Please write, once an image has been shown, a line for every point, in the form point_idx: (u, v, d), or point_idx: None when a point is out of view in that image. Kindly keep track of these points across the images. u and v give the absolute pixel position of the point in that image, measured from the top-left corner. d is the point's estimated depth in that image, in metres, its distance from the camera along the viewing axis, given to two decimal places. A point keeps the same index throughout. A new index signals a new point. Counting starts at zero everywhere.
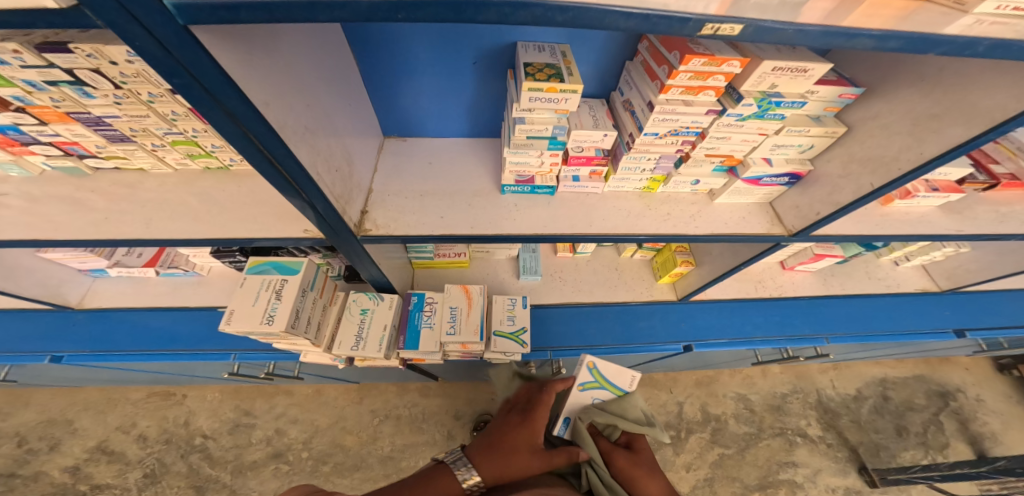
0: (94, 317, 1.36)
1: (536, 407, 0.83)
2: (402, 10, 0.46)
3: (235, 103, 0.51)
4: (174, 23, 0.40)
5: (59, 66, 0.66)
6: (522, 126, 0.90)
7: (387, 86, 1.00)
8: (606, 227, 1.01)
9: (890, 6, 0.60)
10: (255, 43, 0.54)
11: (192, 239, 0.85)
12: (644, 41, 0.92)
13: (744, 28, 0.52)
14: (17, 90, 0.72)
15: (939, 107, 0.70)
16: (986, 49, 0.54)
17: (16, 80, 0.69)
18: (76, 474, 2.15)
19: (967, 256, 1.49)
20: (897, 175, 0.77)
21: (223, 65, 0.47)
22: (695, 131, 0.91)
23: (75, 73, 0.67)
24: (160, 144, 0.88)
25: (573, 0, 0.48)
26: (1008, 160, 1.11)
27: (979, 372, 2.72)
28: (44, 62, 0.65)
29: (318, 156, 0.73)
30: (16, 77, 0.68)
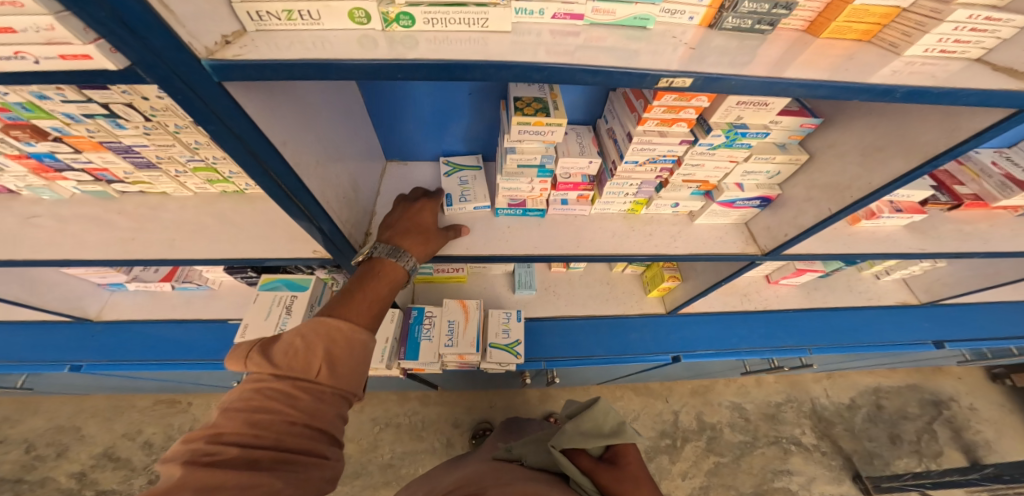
0: (112, 328, 1.44)
1: (424, 205, 1.01)
2: (401, 70, 0.54)
3: (259, 144, 0.58)
4: (211, 81, 0.47)
5: (97, 100, 0.72)
6: (514, 155, 0.98)
7: (389, 117, 1.09)
8: (593, 247, 1.09)
9: (833, 53, 0.67)
10: (275, 92, 0.62)
11: (209, 258, 0.93)
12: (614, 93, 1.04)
13: (693, 81, 0.60)
14: (57, 121, 0.78)
15: (884, 140, 0.78)
16: (903, 96, 0.61)
17: (58, 113, 0.76)
18: (83, 480, 2.21)
19: (944, 270, 1.55)
20: (849, 202, 0.85)
21: (248, 111, 0.55)
22: (671, 159, 0.99)
23: (110, 106, 0.73)
24: (183, 171, 0.94)
25: (546, 61, 0.57)
26: (972, 181, 1.18)
27: (972, 381, 2.75)
28: (84, 97, 0.71)
29: (326, 186, 0.81)
30: (57, 110, 0.74)
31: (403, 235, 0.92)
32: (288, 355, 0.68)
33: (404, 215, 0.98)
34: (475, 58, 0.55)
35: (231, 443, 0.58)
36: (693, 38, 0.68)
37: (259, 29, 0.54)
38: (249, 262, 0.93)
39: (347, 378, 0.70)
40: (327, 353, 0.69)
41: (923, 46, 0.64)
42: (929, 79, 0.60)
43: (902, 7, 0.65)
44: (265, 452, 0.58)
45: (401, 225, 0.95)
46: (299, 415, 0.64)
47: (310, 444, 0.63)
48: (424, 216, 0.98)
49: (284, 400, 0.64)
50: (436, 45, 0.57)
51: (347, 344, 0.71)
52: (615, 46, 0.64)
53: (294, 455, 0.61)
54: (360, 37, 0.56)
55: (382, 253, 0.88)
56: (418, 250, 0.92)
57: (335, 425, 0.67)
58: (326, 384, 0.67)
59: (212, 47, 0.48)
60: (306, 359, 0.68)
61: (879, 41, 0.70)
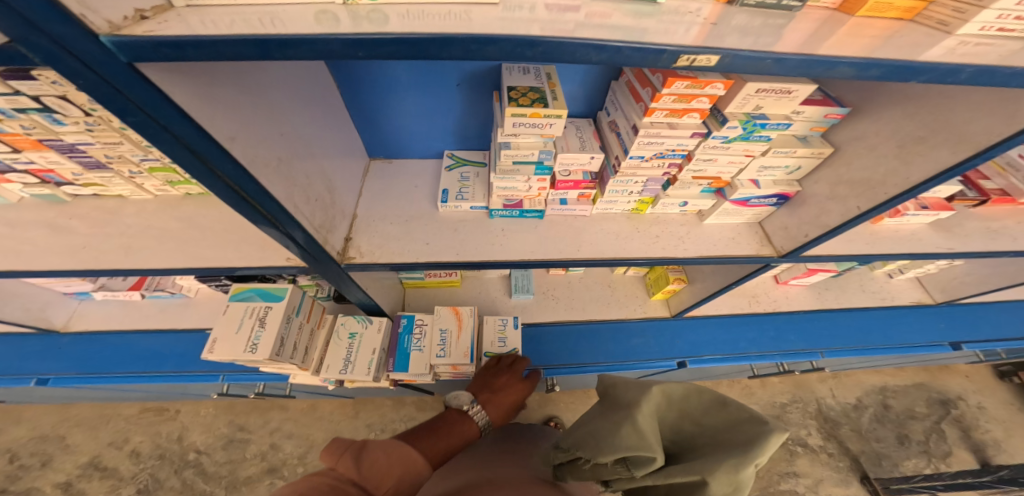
0: (81, 340, 1.33)
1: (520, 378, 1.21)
2: (361, 47, 0.45)
3: (197, 141, 0.48)
4: (117, 62, 0.39)
5: (26, 93, 0.62)
6: (508, 151, 0.88)
7: (370, 109, 0.99)
8: (595, 250, 1.00)
9: (870, 31, 0.59)
10: (216, 80, 0.53)
11: (170, 268, 0.83)
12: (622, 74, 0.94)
13: (720, 58, 0.50)
14: None
15: (925, 131, 0.69)
16: (970, 78, 0.52)
17: None
18: (68, 491, 2.12)
19: (961, 269, 1.48)
20: (883, 199, 0.76)
21: (178, 101, 0.46)
22: (681, 154, 0.90)
23: (43, 100, 0.63)
24: (137, 172, 0.85)
25: (541, 35, 0.47)
26: (998, 176, 1.10)
27: (980, 379, 2.69)
28: (11, 89, 0.61)
29: (294, 187, 0.71)
30: None
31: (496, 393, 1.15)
32: None
33: (499, 382, 1.17)
34: (454, 31, 0.46)
35: None
36: (712, 14, 0.59)
37: (189, 4, 0.44)
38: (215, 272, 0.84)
39: None
40: None
41: (979, 24, 0.55)
42: (992, 60, 0.51)
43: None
44: None
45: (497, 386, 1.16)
46: None
47: None
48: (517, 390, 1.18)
49: None
50: (409, 19, 0.48)
51: None
52: (623, 22, 0.55)
53: None
54: (317, 11, 0.47)
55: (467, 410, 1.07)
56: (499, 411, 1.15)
57: None
58: None
59: (118, 23, 0.39)
60: None
61: (924, 19, 0.60)
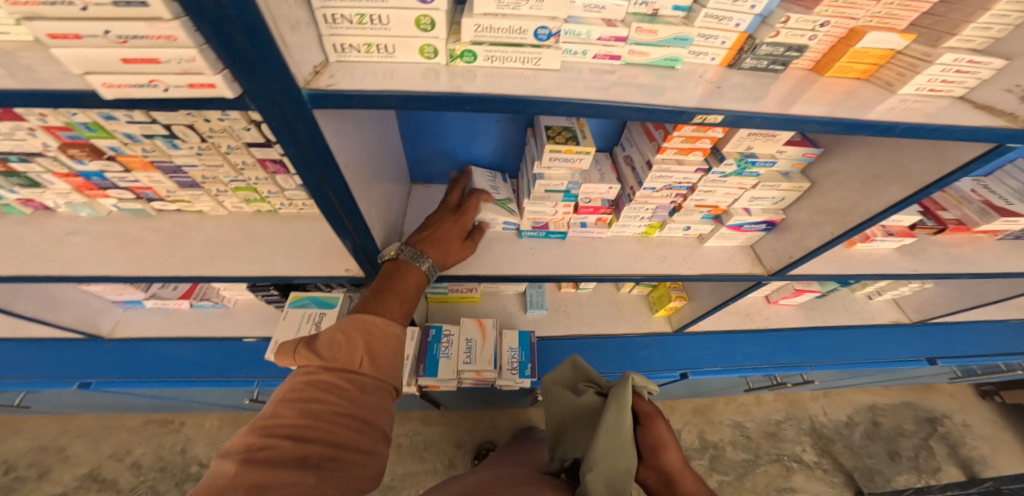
0: (125, 346, 1.41)
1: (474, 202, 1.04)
2: (472, 103, 0.60)
3: (328, 167, 0.62)
4: (304, 108, 0.52)
5: (160, 122, 0.73)
6: (542, 181, 1.02)
7: (419, 141, 1.14)
8: (611, 267, 1.14)
9: (835, 89, 0.75)
10: (344, 121, 0.67)
11: (242, 274, 0.95)
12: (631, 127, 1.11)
13: (723, 118, 0.66)
14: (115, 141, 0.79)
15: (881, 171, 0.85)
16: (902, 132, 0.67)
17: (118, 133, 0.77)
18: None
19: (932, 291, 1.65)
20: (851, 226, 0.92)
21: (327, 137, 0.60)
22: (686, 186, 1.04)
23: (172, 128, 0.75)
24: (223, 190, 0.97)
25: (596, 100, 0.64)
26: (954, 207, 1.27)
27: (963, 398, 2.81)
28: (149, 119, 0.72)
29: (371, 205, 0.85)
30: (119, 130, 0.75)
31: (435, 235, 0.94)
32: (333, 349, 0.71)
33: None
34: (535, 97, 0.62)
35: (281, 435, 0.60)
36: (714, 76, 0.75)
37: (339, 59, 0.59)
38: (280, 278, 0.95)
39: (385, 369, 0.73)
40: (367, 346, 0.72)
41: (916, 86, 0.72)
42: (923, 116, 0.67)
43: (897, 50, 0.73)
44: (315, 448, 0.60)
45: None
46: (345, 406, 0.66)
47: (358, 437, 0.64)
48: (406, 281, 0.85)
49: (335, 392, 0.67)
50: (493, 79, 0.64)
51: (382, 337, 0.75)
52: (646, 82, 0.71)
53: (345, 450, 0.62)
54: (426, 68, 0.62)
55: (404, 257, 0.88)
56: (436, 251, 0.92)
57: (380, 417, 0.69)
58: (369, 375, 0.70)
59: (308, 77, 0.53)
60: (349, 354, 0.70)
61: (876, 79, 0.77)
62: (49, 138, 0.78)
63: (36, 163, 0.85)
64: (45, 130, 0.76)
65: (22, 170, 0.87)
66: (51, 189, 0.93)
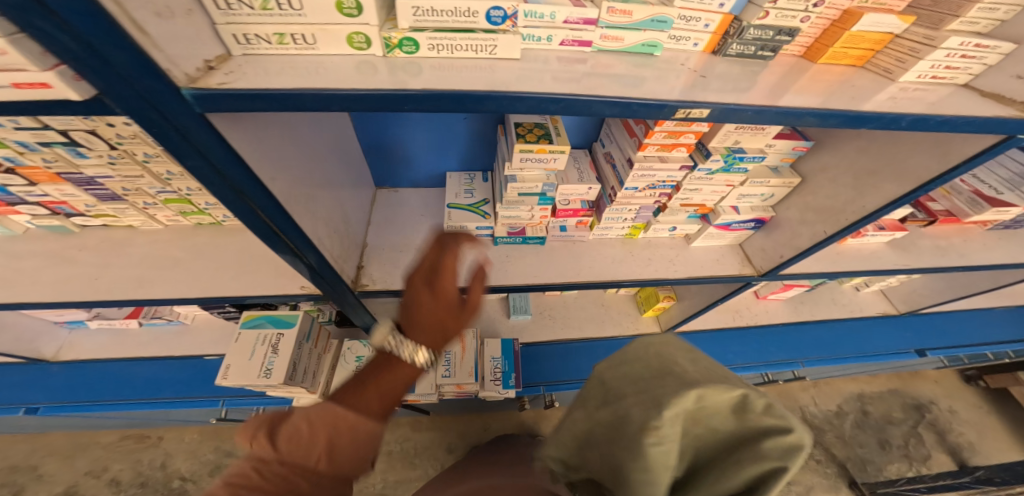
0: (72, 369, 1.30)
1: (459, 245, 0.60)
2: (408, 101, 0.50)
3: (244, 181, 0.52)
4: (191, 111, 0.41)
5: (55, 127, 0.63)
6: (515, 184, 0.93)
7: (380, 142, 1.04)
8: (593, 273, 1.06)
9: (831, 73, 0.66)
10: (263, 126, 0.56)
11: (173, 297, 0.84)
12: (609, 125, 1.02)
13: (710, 112, 0.57)
14: (9, 150, 0.69)
15: (877, 165, 0.77)
16: (908, 125, 0.57)
17: (10, 141, 0.66)
18: None
19: (918, 283, 1.61)
20: (845, 224, 0.85)
21: (235, 146, 0.49)
22: (670, 185, 0.96)
23: (71, 134, 0.64)
24: (152, 203, 0.87)
25: (563, 93, 0.54)
26: (943, 198, 1.21)
27: (947, 384, 2.73)
28: (41, 124, 0.62)
29: (317, 220, 0.74)
30: (9, 139, 0.65)
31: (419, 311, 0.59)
32: (292, 440, 0.48)
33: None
34: (486, 90, 0.52)
35: None
36: (698, 63, 0.66)
37: (245, 53, 0.50)
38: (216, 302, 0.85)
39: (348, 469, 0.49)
40: (331, 444, 0.49)
41: (918, 72, 0.62)
42: (925, 105, 0.58)
43: (894, 33, 0.62)
44: None
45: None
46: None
47: None
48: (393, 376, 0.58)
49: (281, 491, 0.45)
50: (440, 72, 0.54)
51: (354, 435, 0.51)
52: (623, 73, 0.62)
53: None
54: (359, 61, 0.53)
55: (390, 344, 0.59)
56: (428, 340, 0.58)
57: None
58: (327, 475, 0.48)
59: (194, 75, 0.42)
60: (307, 450, 0.48)
61: (872, 66, 0.67)
62: None
63: None
64: None
65: None
66: None
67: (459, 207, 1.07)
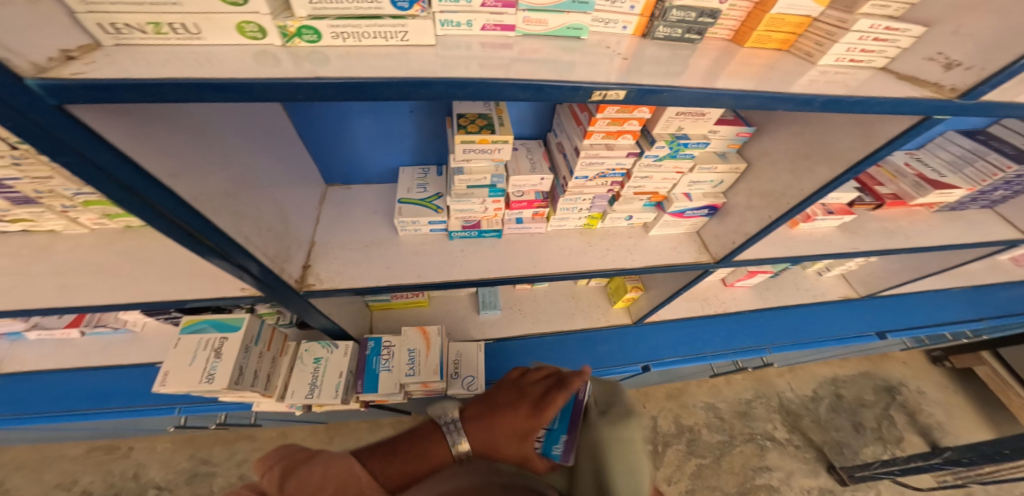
0: (18, 381, 1.24)
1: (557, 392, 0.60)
2: (301, 91, 0.47)
3: (133, 178, 0.48)
4: (44, 104, 0.38)
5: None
6: (462, 176, 0.93)
7: (323, 138, 1.01)
8: (550, 266, 1.05)
9: (760, 55, 0.63)
10: (151, 118, 0.52)
11: (92, 305, 0.79)
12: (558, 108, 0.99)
13: (627, 93, 0.55)
14: None
15: (811, 148, 0.77)
16: (823, 106, 0.56)
17: None
18: None
19: (876, 265, 1.64)
20: (786, 209, 0.83)
21: (113, 140, 0.45)
22: (621, 172, 0.95)
23: None
24: (71, 205, 0.82)
25: (471, 77, 0.52)
26: (890, 182, 1.21)
27: (917, 365, 2.80)
28: None
29: (244, 218, 0.71)
30: None
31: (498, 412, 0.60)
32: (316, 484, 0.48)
33: (510, 398, 0.62)
34: (388, 76, 0.50)
35: None
36: (629, 48, 0.64)
37: (119, 43, 0.46)
38: (148, 309, 0.81)
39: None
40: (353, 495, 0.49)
41: (836, 54, 0.59)
42: (844, 88, 0.56)
43: (812, 17, 0.60)
44: None
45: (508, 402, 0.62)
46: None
47: None
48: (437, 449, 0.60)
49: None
50: (350, 60, 0.52)
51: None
52: (551, 58, 0.60)
53: None
54: (256, 52, 0.50)
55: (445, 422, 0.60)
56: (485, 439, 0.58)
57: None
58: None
59: (44, 65, 0.38)
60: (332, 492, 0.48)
61: (796, 50, 0.64)
62: None
63: None
64: None
65: None
66: None
67: (411, 202, 1.05)
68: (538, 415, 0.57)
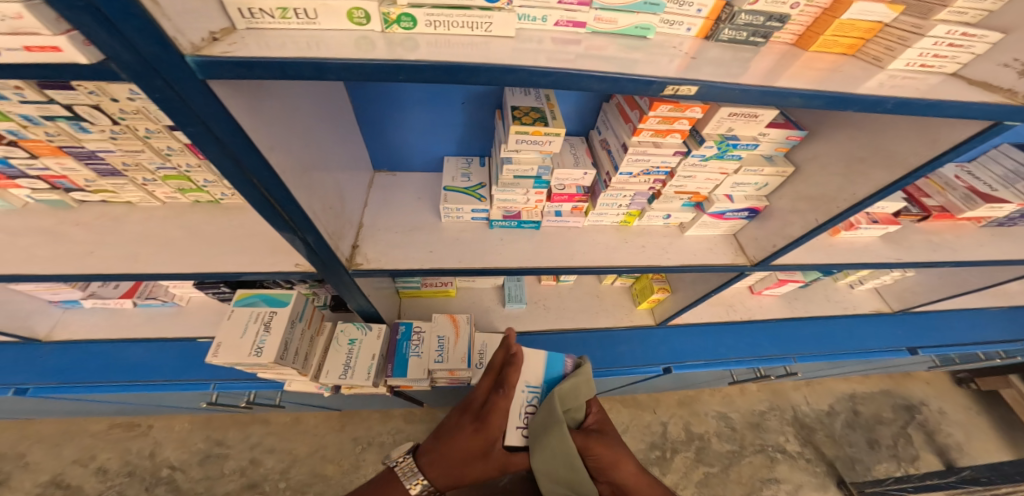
0: (62, 349, 1.28)
1: (500, 399, 0.74)
2: (403, 71, 0.51)
3: (241, 149, 0.51)
4: (195, 79, 0.41)
5: (60, 102, 0.63)
6: (510, 165, 0.95)
7: (376, 124, 1.04)
8: (586, 258, 1.07)
9: (825, 58, 0.66)
10: (261, 95, 0.55)
11: (162, 273, 0.81)
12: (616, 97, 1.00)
13: (698, 89, 0.57)
14: (12, 124, 0.69)
15: (867, 153, 0.78)
16: (893, 107, 0.58)
17: (12, 115, 0.66)
18: None
19: (914, 280, 1.63)
20: (837, 213, 0.85)
21: (236, 114, 0.48)
22: (664, 171, 0.98)
23: (74, 108, 0.65)
24: (151, 179, 0.86)
25: (553, 66, 0.55)
26: (938, 194, 1.22)
27: (939, 385, 2.77)
28: (46, 98, 0.63)
29: (313, 195, 0.74)
30: (13, 112, 0.65)
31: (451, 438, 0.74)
32: None
33: (456, 423, 0.76)
34: (477, 61, 0.53)
35: None
36: (691, 48, 0.65)
37: (250, 27, 0.50)
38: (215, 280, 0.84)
39: None
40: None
41: (907, 59, 0.61)
42: (915, 91, 0.58)
43: (884, 23, 0.62)
44: None
45: (454, 426, 0.75)
46: None
47: None
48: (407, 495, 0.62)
49: None
50: (435, 47, 0.55)
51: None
52: (615, 55, 0.62)
53: None
54: (358, 37, 0.53)
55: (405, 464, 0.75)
56: (444, 466, 0.74)
57: None
58: None
59: (198, 44, 0.41)
60: None
61: (862, 55, 0.66)
62: None
63: None
64: None
65: None
66: None
67: (456, 190, 1.08)
68: (481, 430, 0.73)
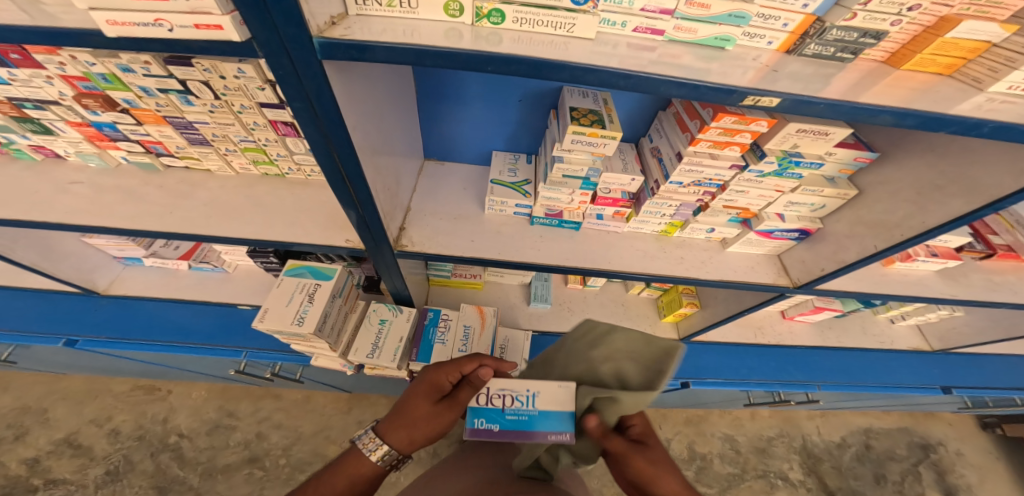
0: (118, 303, 1.35)
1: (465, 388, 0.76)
2: (493, 63, 0.52)
3: (334, 127, 0.54)
4: (314, 57, 0.45)
5: (177, 77, 0.68)
6: (562, 164, 0.97)
7: (432, 114, 1.07)
8: (622, 264, 1.07)
9: (916, 78, 0.65)
10: (355, 77, 0.59)
11: (231, 237, 0.85)
12: (672, 105, 1.00)
13: (780, 101, 0.58)
14: (130, 93, 0.73)
15: (944, 180, 0.76)
16: (991, 132, 0.57)
17: (133, 86, 0.71)
18: (33, 467, 1.96)
19: (961, 319, 1.57)
20: (899, 240, 0.84)
21: (337, 94, 0.52)
22: (717, 184, 0.98)
23: (187, 83, 0.69)
24: (233, 150, 0.90)
25: (634, 69, 0.56)
26: (1006, 232, 1.18)
27: (963, 429, 2.67)
28: (167, 73, 0.67)
29: (378, 176, 0.76)
30: (134, 83, 0.70)
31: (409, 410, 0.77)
32: None
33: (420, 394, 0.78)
34: (565, 59, 0.54)
35: None
36: (770, 60, 0.65)
37: (359, 13, 0.53)
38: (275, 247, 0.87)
39: None
40: None
41: (1010, 83, 0.59)
42: (1016, 117, 0.57)
43: (993, 42, 0.60)
44: None
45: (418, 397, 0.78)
46: None
47: None
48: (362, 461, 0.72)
49: None
50: (518, 43, 0.56)
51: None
52: (689, 63, 0.62)
53: None
54: (448, 28, 0.55)
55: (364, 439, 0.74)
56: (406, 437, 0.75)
57: None
58: None
59: (322, 26, 0.45)
60: None
61: (960, 76, 0.65)
62: (66, 87, 0.73)
63: (49, 111, 0.79)
64: (62, 79, 0.71)
65: (33, 116, 0.81)
66: (62, 137, 0.86)
67: (501, 183, 1.10)
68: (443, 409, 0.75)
